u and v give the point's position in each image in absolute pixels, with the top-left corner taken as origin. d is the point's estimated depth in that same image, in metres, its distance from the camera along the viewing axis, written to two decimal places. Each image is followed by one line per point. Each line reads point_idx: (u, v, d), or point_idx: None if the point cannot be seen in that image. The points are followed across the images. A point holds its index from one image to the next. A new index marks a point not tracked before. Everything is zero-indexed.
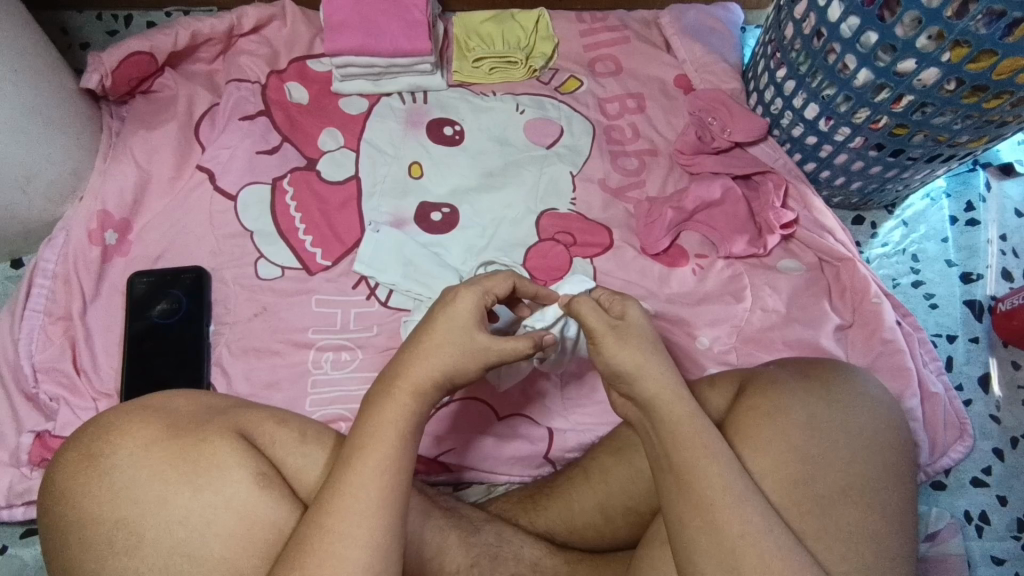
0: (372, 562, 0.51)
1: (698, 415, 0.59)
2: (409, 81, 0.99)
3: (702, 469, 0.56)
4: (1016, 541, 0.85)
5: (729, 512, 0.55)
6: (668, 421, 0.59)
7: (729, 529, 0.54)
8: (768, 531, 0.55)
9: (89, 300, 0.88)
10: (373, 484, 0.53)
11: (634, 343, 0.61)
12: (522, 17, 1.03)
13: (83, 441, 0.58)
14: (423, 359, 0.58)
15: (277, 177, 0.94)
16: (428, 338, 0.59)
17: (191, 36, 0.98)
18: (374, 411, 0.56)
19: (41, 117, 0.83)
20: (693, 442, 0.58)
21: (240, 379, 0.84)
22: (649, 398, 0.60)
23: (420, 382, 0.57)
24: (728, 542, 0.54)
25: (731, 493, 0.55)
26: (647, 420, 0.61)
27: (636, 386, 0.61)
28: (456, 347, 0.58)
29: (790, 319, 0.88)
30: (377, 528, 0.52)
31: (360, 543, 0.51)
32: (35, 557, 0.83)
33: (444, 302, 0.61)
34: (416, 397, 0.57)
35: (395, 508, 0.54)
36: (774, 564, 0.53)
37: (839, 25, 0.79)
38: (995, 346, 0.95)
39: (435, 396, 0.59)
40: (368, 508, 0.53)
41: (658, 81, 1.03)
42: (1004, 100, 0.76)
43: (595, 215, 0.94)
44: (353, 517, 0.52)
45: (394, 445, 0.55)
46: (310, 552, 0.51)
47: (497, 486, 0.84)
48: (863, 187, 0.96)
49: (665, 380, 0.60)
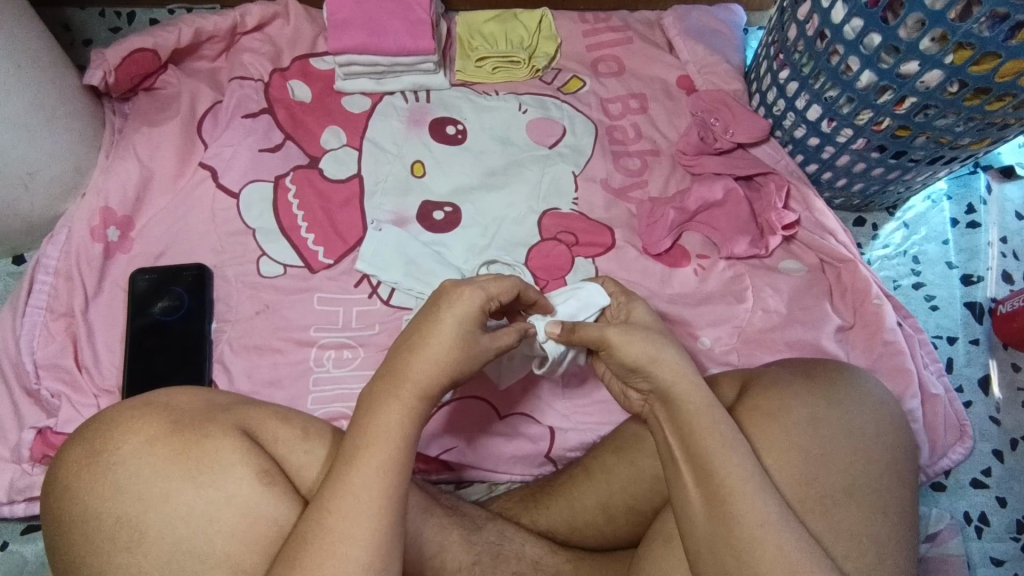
0: (374, 560, 0.52)
1: (715, 408, 0.59)
2: (412, 81, 0.99)
3: (721, 460, 0.57)
4: (1016, 542, 0.86)
5: (745, 503, 0.55)
6: (685, 416, 0.59)
7: (746, 521, 0.54)
8: (783, 525, 0.54)
9: (91, 296, 0.88)
10: (377, 482, 0.53)
11: (642, 339, 0.61)
12: (525, 17, 1.03)
13: (86, 437, 0.58)
14: (425, 356, 0.57)
15: (281, 175, 0.93)
16: (435, 332, 0.58)
17: (194, 34, 0.98)
18: (377, 406, 0.56)
19: (45, 114, 0.83)
20: (709, 434, 0.58)
21: (242, 377, 0.84)
22: (666, 391, 0.61)
23: (422, 380, 0.57)
24: (743, 534, 0.54)
25: (744, 484, 0.55)
26: (664, 414, 0.62)
27: (651, 379, 0.61)
28: (450, 342, 0.58)
29: (791, 319, 0.88)
30: (381, 527, 0.53)
31: (364, 543, 0.52)
32: (36, 554, 0.83)
33: (446, 295, 0.60)
34: (417, 392, 0.57)
35: (396, 506, 0.54)
36: (790, 558, 0.53)
37: (843, 27, 0.79)
38: (996, 348, 0.96)
39: (435, 394, 0.58)
40: (370, 507, 0.53)
41: (660, 82, 1.04)
42: (1007, 102, 0.76)
43: (597, 215, 0.94)
44: (357, 517, 0.52)
45: (397, 444, 0.55)
46: (312, 553, 0.51)
47: (498, 486, 0.84)
48: (865, 188, 0.97)
49: (680, 372, 0.61)
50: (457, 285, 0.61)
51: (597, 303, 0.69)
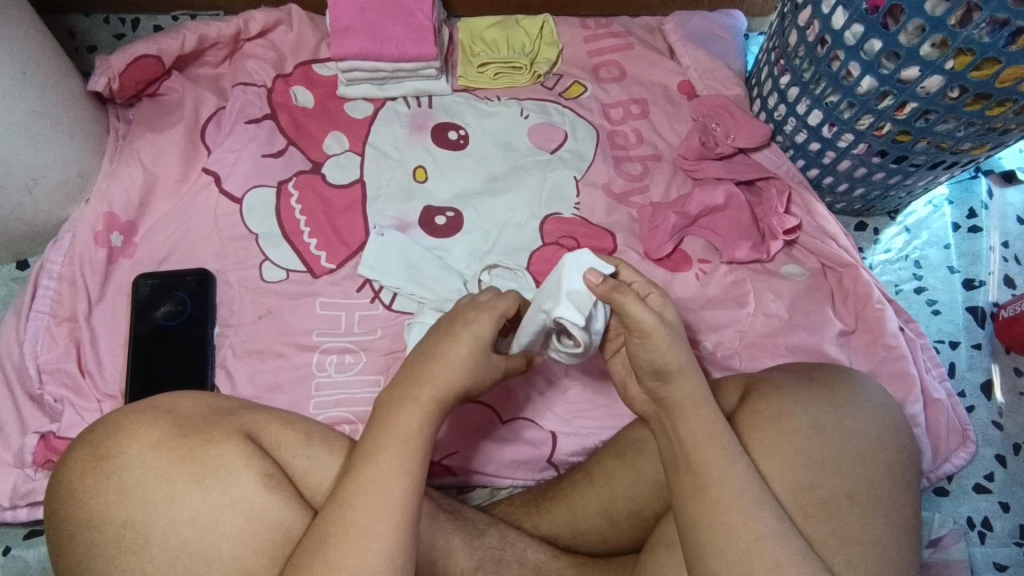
0: (396, 556, 0.52)
1: (716, 420, 0.59)
2: (414, 86, 0.99)
3: (718, 472, 0.57)
4: (1018, 547, 0.86)
5: (743, 514, 0.55)
6: (686, 426, 0.60)
7: (741, 532, 0.55)
8: (781, 537, 0.55)
9: (94, 301, 0.89)
10: (395, 480, 0.53)
11: (680, 344, 0.60)
12: (526, 23, 1.03)
13: (91, 442, 0.58)
14: (444, 361, 0.59)
15: (284, 180, 0.94)
16: (454, 350, 0.59)
17: (198, 40, 0.98)
18: (396, 410, 0.56)
19: (50, 119, 0.84)
20: (711, 446, 0.58)
21: (244, 381, 0.85)
22: (673, 402, 0.61)
23: (445, 390, 0.58)
24: (741, 545, 0.54)
25: (744, 496, 0.56)
26: (667, 422, 0.62)
27: (665, 387, 0.61)
28: (468, 364, 0.59)
29: (793, 324, 0.88)
30: (399, 524, 0.53)
31: (383, 536, 0.52)
32: (39, 558, 0.83)
33: (462, 319, 0.61)
34: (439, 401, 0.57)
35: (415, 503, 0.54)
36: (786, 568, 0.54)
37: (843, 32, 0.80)
38: (998, 352, 0.96)
39: (454, 400, 0.59)
40: (391, 506, 0.53)
41: (661, 87, 1.04)
42: (1008, 107, 0.76)
43: (599, 219, 0.94)
44: (378, 514, 0.52)
45: (416, 446, 0.55)
46: (335, 544, 0.51)
47: (500, 491, 0.84)
48: (867, 194, 0.97)
49: (697, 387, 0.61)
50: (473, 308, 0.63)
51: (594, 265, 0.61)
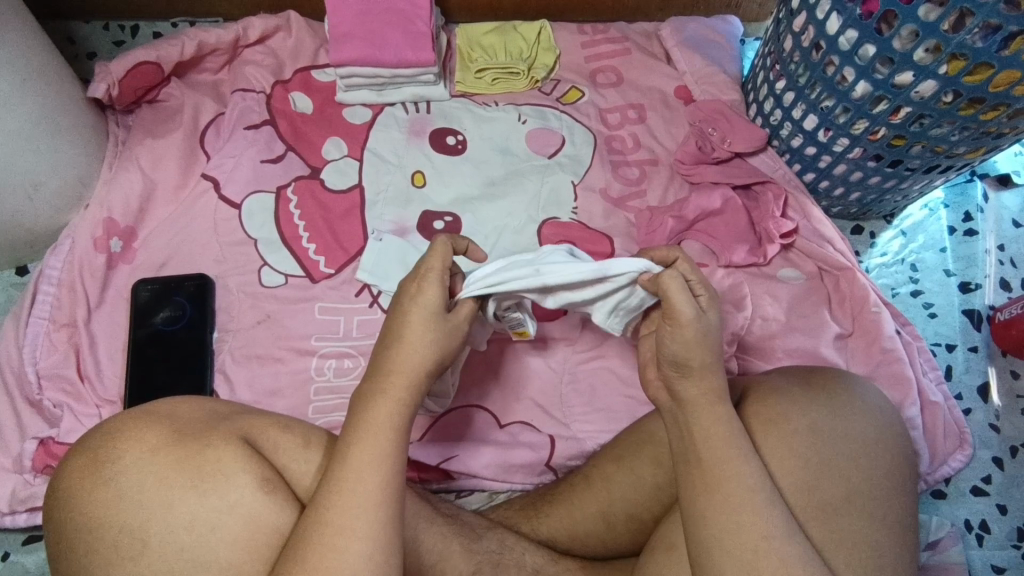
0: (375, 553, 0.52)
1: (728, 419, 0.60)
2: (413, 92, 1.00)
3: (729, 470, 0.57)
4: (1016, 549, 0.86)
5: (754, 514, 0.55)
6: (699, 424, 0.60)
7: (750, 530, 0.55)
8: (789, 536, 0.55)
9: (94, 307, 0.89)
10: (370, 475, 0.54)
11: (707, 342, 0.60)
12: (524, 29, 1.04)
13: (89, 447, 0.58)
14: (409, 348, 0.58)
15: (282, 185, 0.94)
16: (411, 329, 0.59)
17: (197, 46, 0.99)
18: (367, 404, 0.56)
19: (50, 126, 0.84)
20: (725, 445, 0.58)
21: (243, 386, 0.85)
22: (686, 399, 0.61)
23: (409, 373, 0.58)
24: (749, 544, 0.55)
25: (757, 495, 0.56)
26: (678, 417, 0.62)
27: (678, 384, 0.62)
28: (433, 343, 0.59)
29: (790, 327, 0.89)
30: (376, 519, 0.53)
31: (359, 535, 0.52)
32: (37, 564, 0.83)
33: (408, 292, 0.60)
34: (409, 390, 0.57)
35: (391, 494, 0.54)
36: (794, 568, 0.54)
37: (837, 38, 0.80)
38: (995, 355, 0.96)
39: (425, 383, 0.59)
40: (366, 502, 0.53)
41: (658, 92, 1.04)
42: (1002, 111, 0.77)
43: (596, 224, 0.94)
44: (352, 512, 0.52)
45: (389, 435, 0.55)
46: (314, 547, 0.51)
47: (498, 494, 0.84)
48: (862, 198, 0.97)
49: (710, 385, 0.60)
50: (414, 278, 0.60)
51: (649, 270, 0.62)
